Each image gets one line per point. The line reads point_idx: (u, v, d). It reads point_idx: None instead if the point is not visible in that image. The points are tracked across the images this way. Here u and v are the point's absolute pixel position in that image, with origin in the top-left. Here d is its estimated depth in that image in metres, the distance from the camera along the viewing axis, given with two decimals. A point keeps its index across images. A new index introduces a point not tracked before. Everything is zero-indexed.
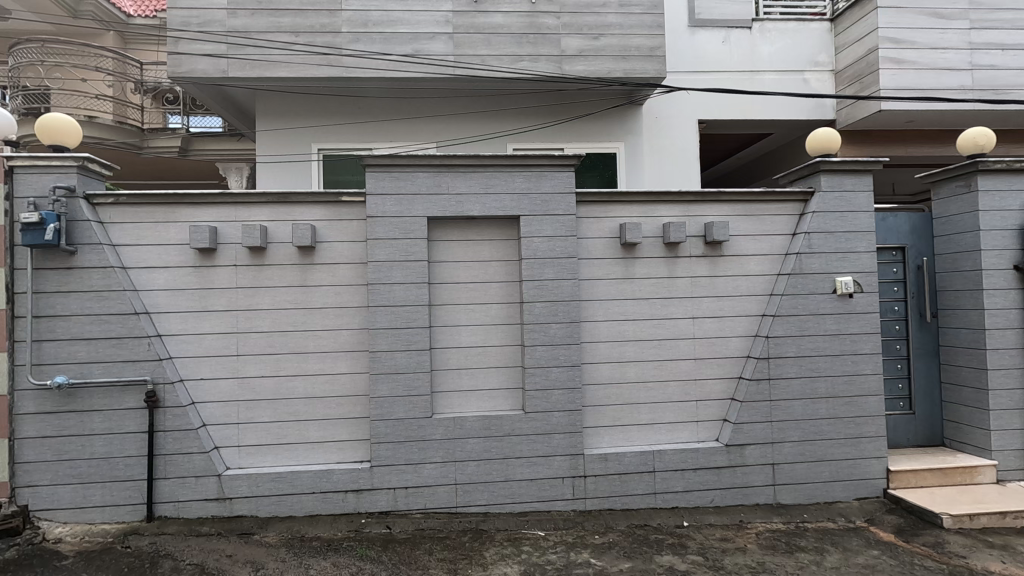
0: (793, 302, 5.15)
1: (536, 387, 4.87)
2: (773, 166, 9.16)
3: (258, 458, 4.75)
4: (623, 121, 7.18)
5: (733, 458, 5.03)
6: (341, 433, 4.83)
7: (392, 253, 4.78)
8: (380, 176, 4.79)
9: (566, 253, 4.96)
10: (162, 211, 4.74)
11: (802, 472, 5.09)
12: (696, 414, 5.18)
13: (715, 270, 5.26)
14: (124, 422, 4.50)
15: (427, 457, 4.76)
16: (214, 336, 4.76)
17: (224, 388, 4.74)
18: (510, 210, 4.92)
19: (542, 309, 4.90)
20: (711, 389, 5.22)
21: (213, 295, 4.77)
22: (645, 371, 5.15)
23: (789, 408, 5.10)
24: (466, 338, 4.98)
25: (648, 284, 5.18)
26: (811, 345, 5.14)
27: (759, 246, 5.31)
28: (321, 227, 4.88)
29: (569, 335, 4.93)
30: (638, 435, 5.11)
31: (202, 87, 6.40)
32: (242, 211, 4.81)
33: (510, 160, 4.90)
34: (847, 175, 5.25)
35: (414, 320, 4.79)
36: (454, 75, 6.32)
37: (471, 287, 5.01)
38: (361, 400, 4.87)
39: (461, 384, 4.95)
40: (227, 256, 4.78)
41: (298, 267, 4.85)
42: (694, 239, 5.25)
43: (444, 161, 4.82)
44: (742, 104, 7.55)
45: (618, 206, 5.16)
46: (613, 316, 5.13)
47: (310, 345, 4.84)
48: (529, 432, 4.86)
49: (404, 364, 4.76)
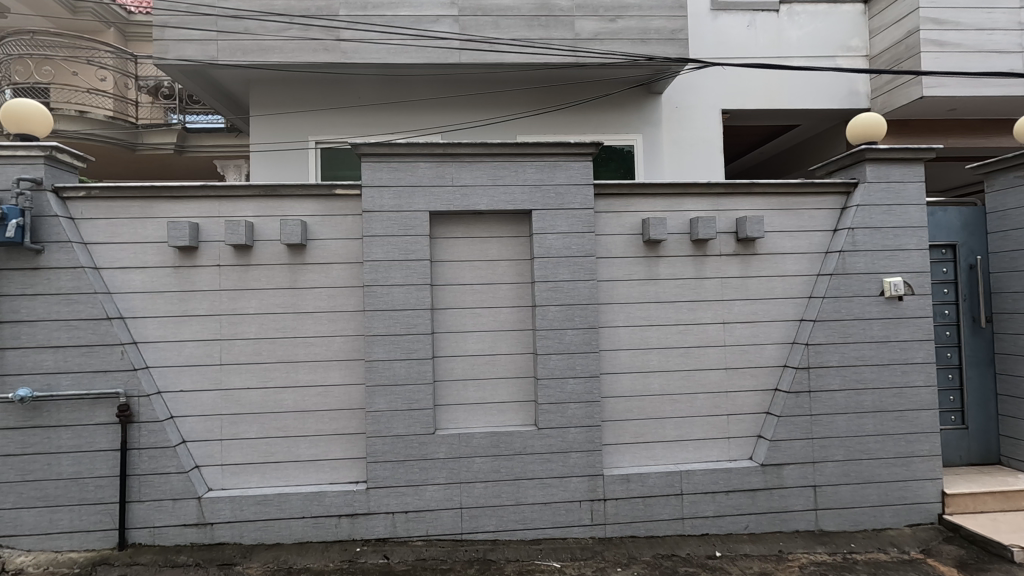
0: (835, 306, 4.62)
1: (550, 400, 4.38)
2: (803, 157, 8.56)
3: (243, 478, 4.30)
4: (640, 110, 6.68)
5: (770, 479, 4.52)
6: (334, 451, 4.38)
7: (390, 251, 4.32)
8: (377, 166, 4.34)
9: (583, 251, 4.47)
10: (138, 206, 4.31)
11: (847, 496, 4.56)
12: (727, 429, 4.68)
13: (747, 270, 4.75)
14: (94, 439, 4.07)
15: (430, 477, 4.29)
16: (195, 343, 4.32)
17: (206, 400, 4.30)
18: (521, 204, 4.45)
19: (556, 313, 4.42)
20: (743, 402, 4.71)
21: (194, 297, 4.33)
22: (670, 383, 4.65)
23: (832, 423, 4.58)
24: (473, 347, 4.50)
25: (673, 285, 4.68)
26: (856, 353, 4.62)
27: (796, 244, 4.79)
28: (312, 223, 4.44)
29: (587, 342, 4.44)
30: (663, 454, 4.61)
31: (190, 76, 5.99)
32: (226, 206, 4.38)
33: (521, 148, 4.43)
34: (894, 164, 4.72)
35: (415, 325, 4.32)
36: (459, 60, 5.86)
37: (477, 289, 4.54)
38: (357, 414, 4.41)
39: (466, 397, 4.48)
40: (209, 255, 4.35)
41: (288, 267, 4.40)
42: (724, 236, 4.75)
43: (447, 149, 4.36)
44: (770, 92, 7.02)
45: (640, 199, 4.67)
46: (635, 321, 4.63)
47: (300, 354, 4.39)
48: (542, 450, 4.37)
49: (404, 375, 4.29)
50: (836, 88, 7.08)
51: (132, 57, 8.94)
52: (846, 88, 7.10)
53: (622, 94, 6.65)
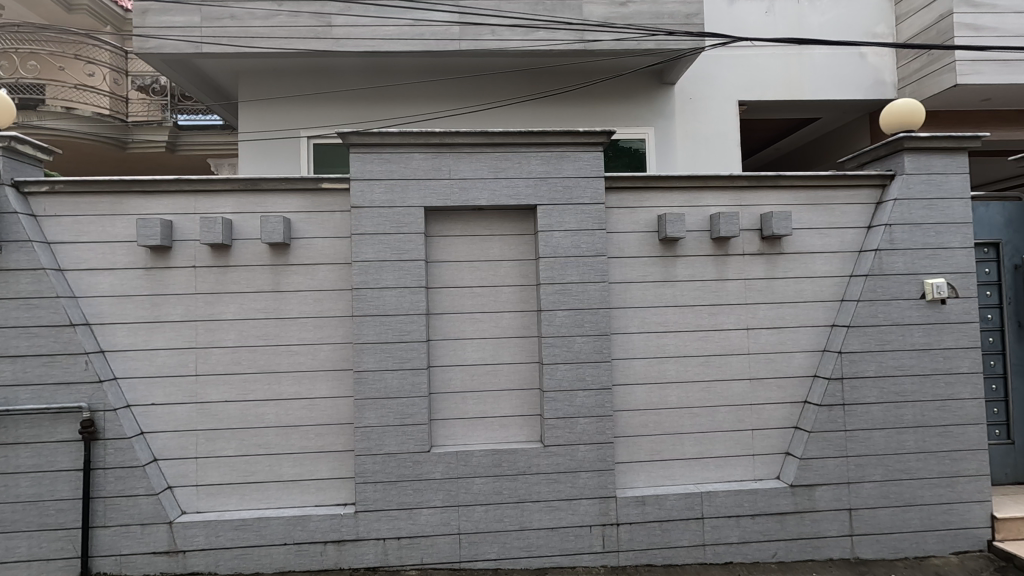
0: (872, 310, 4.19)
1: (557, 415, 3.98)
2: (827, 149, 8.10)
3: (221, 500, 3.92)
4: (652, 102, 6.28)
5: (801, 502, 4.09)
6: (320, 471, 3.99)
7: (381, 250, 3.94)
8: (366, 157, 3.96)
9: (593, 250, 4.07)
10: (107, 202, 3.95)
11: (886, 520, 4.13)
12: (752, 446, 4.26)
13: (773, 271, 4.33)
14: (56, 458, 3.70)
15: (425, 500, 3.89)
16: (168, 352, 3.95)
17: (180, 415, 3.93)
18: (525, 199, 4.05)
19: (564, 319, 4.01)
20: (769, 416, 4.28)
21: (168, 302, 3.96)
22: (689, 395, 4.23)
23: (868, 440, 4.15)
24: (472, 356, 4.11)
25: (692, 288, 4.28)
26: (894, 363, 4.19)
27: (827, 243, 4.37)
28: (297, 220, 4.06)
29: (598, 350, 4.03)
30: (681, 473, 4.19)
31: (174, 67, 5.64)
32: (203, 201, 4.01)
33: (525, 138, 4.04)
34: (935, 155, 4.30)
35: (408, 332, 3.93)
36: (459, 48, 5.49)
37: (477, 292, 4.14)
38: (345, 430, 4.02)
39: (465, 411, 4.08)
40: (184, 255, 3.98)
41: (270, 268, 4.02)
42: (748, 234, 4.34)
43: (443, 138, 3.98)
44: (789, 82, 6.59)
45: (655, 193, 4.27)
46: (650, 327, 4.22)
47: (283, 363, 4.01)
48: (549, 470, 3.97)
49: (396, 388, 3.90)
50: (861, 78, 6.65)
51: (125, 52, 8.57)
52: (871, 77, 6.66)
53: (633, 84, 6.25)
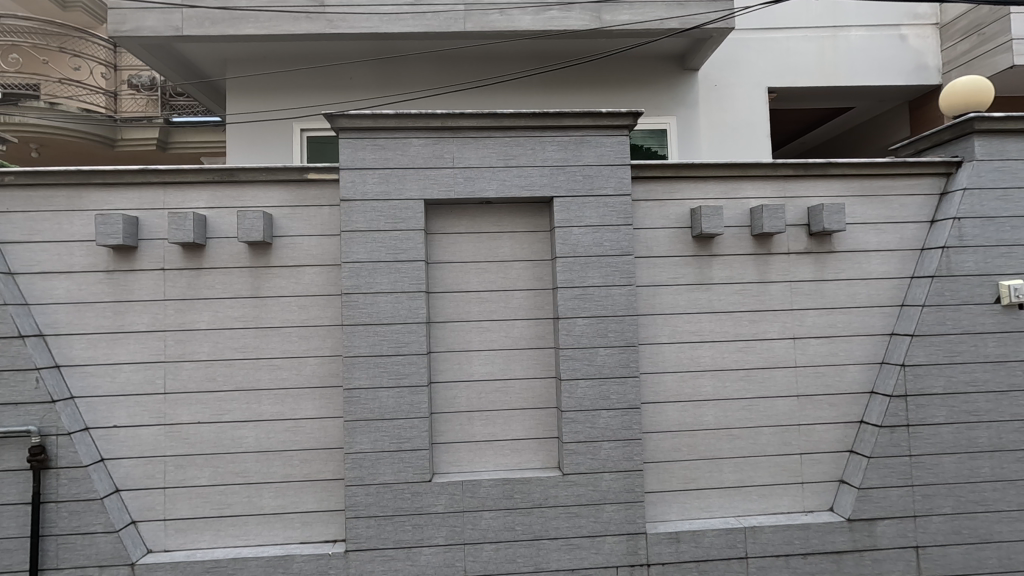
0: (939, 316, 3.64)
1: (578, 439, 3.45)
2: (863, 137, 7.52)
3: (192, 537, 3.42)
4: (674, 89, 5.76)
5: (860, 539, 3.54)
6: (306, 503, 3.48)
7: (375, 251, 3.43)
8: (358, 143, 3.47)
9: (618, 248, 3.54)
10: (64, 196, 3.47)
11: (959, 559, 3.56)
12: (800, 473, 3.71)
13: (823, 272, 3.79)
14: (2, 490, 3.23)
15: (427, 537, 3.37)
16: (133, 367, 3.46)
17: (146, 439, 3.44)
18: (539, 190, 3.54)
19: (585, 327, 3.49)
20: (820, 438, 3.73)
21: (133, 309, 3.48)
22: (728, 414, 3.69)
23: (937, 466, 3.59)
24: (479, 370, 3.60)
25: (730, 292, 3.74)
26: (965, 377, 3.63)
27: (883, 240, 3.83)
28: (280, 216, 3.57)
29: (624, 363, 3.50)
30: (719, 504, 3.66)
31: (155, 53, 5.19)
32: (173, 195, 3.53)
33: (539, 120, 3.53)
34: (1008, 138, 3.75)
35: (406, 344, 3.42)
36: (464, 28, 5.00)
37: (484, 297, 3.63)
38: (334, 455, 3.51)
39: (471, 433, 3.57)
40: (152, 256, 3.50)
41: (248, 272, 3.53)
42: (793, 229, 3.81)
43: (445, 121, 3.48)
44: (824, 67, 6.05)
45: (688, 183, 3.76)
46: (682, 337, 3.70)
47: (264, 379, 3.51)
48: (568, 503, 3.44)
49: (392, 408, 3.39)
50: (901, 62, 6.09)
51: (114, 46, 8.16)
52: (913, 61, 6.10)
53: (653, 69, 5.74)
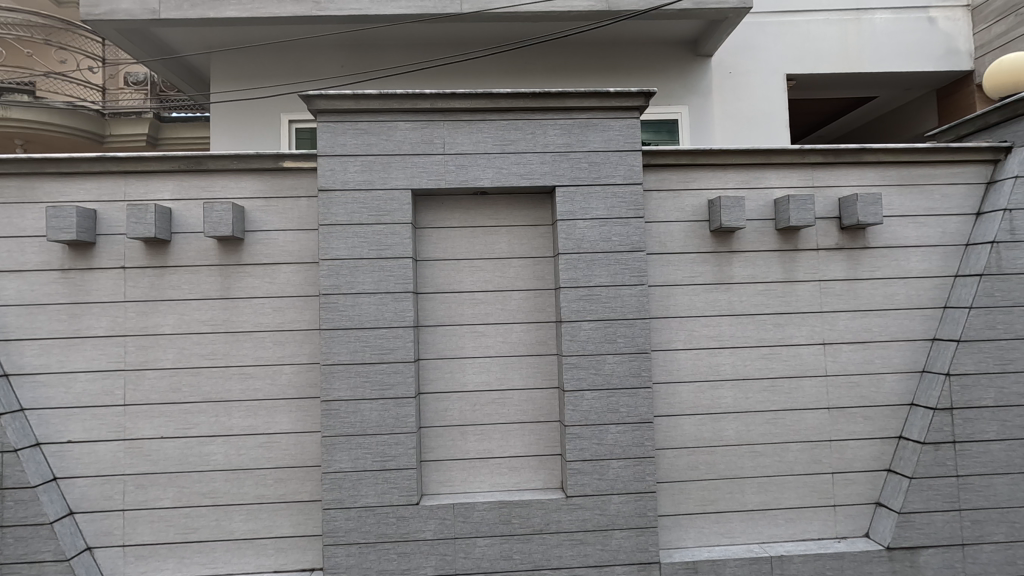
0: (989, 320, 3.24)
1: (582, 457, 3.08)
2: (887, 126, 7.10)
3: (154, 564, 3.08)
4: (686, 76, 5.39)
5: (901, 569, 3.15)
6: (280, 527, 3.13)
7: (356, 246, 3.08)
8: (338, 127, 3.12)
9: (628, 243, 3.17)
10: (15, 186, 3.14)
11: None
12: (832, 494, 3.32)
13: (855, 270, 3.41)
14: None
15: (414, 567, 3.01)
16: (90, 377, 3.13)
17: (104, 456, 3.10)
18: (540, 180, 3.18)
19: (591, 332, 3.12)
20: (853, 456, 3.35)
21: (90, 312, 3.14)
22: (750, 428, 3.31)
23: (986, 488, 3.20)
24: (473, 380, 3.24)
25: (753, 293, 3.37)
26: (1019, 388, 3.23)
27: (924, 234, 3.44)
28: (252, 209, 3.23)
29: (634, 372, 3.13)
30: (742, 529, 3.28)
31: (132, 38, 4.87)
32: (135, 185, 3.20)
33: (540, 101, 3.18)
34: None
35: (391, 351, 3.06)
36: (461, 9, 4.65)
37: (478, 299, 3.27)
38: (312, 474, 3.16)
39: (464, 449, 3.21)
40: (112, 254, 3.16)
41: (217, 271, 3.19)
42: (823, 222, 3.43)
43: (435, 102, 3.13)
44: (847, 52, 5.65)
45: (705, 171, 3.39)
46: (699, 342, 3.33)
47: (234, 390, 3.16)
48: (572, 528, 3.07)
49: (375, 422, 3.03)
50: (930, 47, 5.68)
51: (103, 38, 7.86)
52: (943, 45, 5.69)
53: (663, 55, 5.37)
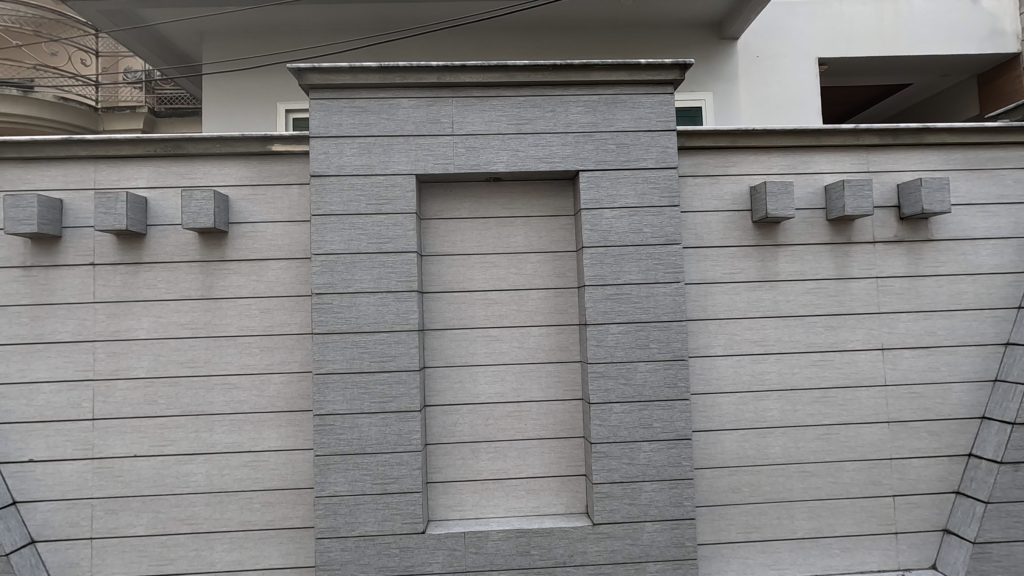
0: None
1: (610, 479, 2.70)
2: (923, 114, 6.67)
3: None
4: (711, 59, 5.00)
5: None
6: (268, 558, 2.76)
7: (354, 239, 2.71)
8: (333, 105, 2.76)
9: (662, 235, 2.79)
10: None
11: None
12: (893, 520, 2.92)
13: (917, 265, 3.02)
14: None
15: None
16: (54, 387, 2.77)
17: (70, 477, 2.75)
18: (561, 163, 2.80)
19: (620, 336, 2.74)
20: (918, 476, 2.95)
21: (55, 315, 2.79)
22: (799, 444, 2.92)
23: None
24: (485, 391, 2.86)
25: (801, 291, 2.98)
26: None
27: (994, 225, 3.04)
28: (238, 198, 2.88)
29: (669, 381, 2.75)
30: (792, 560, 2.88)
31: (117, 19, 4.53)
32: (106, 171, 2.85)
33: (561, 75, 2.80)
34: None
35: (393, 358, 2.69)
36: None
37: (491, 300, 2.90)
38: (305, 498, 2.79)
39: (476, 469, 2.84)
40: (80, 249, 2.81)
41: (198, 267, 2.84)
42: (879, 212, 3.04)
43: (442, 76, 2.76)
44: (883, 33, 5.25)
45: (746, 155, 3.01)
46: (742, 348, 2.94)
47: (216, 401, 2.80)
48: (600, 560, 2.68)
49: (375, 440, 2.66)
50: (973, 27, 5.28)
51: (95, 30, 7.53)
52: (986, 26, 5.28)
53: (685, 38, 4.99)
